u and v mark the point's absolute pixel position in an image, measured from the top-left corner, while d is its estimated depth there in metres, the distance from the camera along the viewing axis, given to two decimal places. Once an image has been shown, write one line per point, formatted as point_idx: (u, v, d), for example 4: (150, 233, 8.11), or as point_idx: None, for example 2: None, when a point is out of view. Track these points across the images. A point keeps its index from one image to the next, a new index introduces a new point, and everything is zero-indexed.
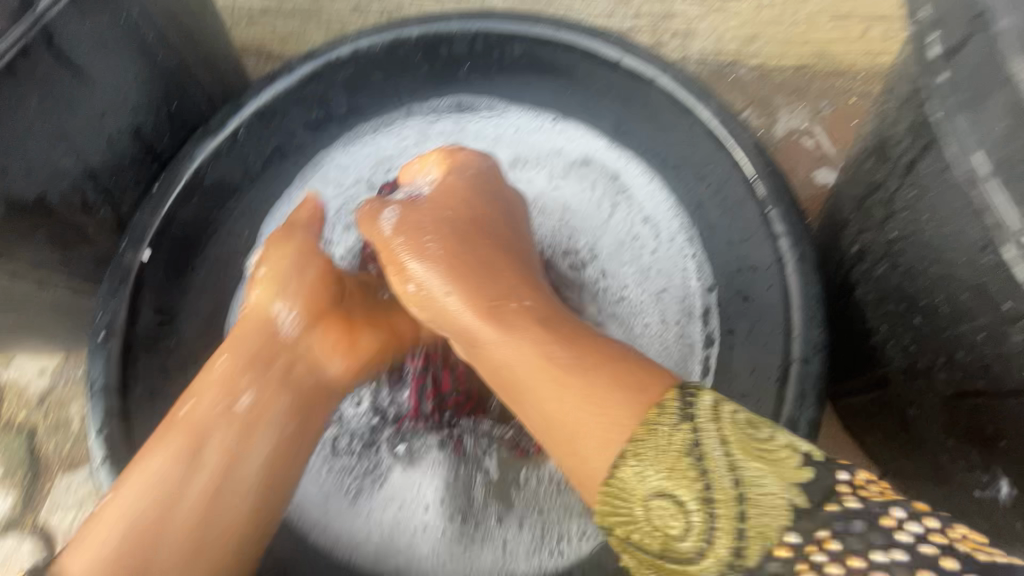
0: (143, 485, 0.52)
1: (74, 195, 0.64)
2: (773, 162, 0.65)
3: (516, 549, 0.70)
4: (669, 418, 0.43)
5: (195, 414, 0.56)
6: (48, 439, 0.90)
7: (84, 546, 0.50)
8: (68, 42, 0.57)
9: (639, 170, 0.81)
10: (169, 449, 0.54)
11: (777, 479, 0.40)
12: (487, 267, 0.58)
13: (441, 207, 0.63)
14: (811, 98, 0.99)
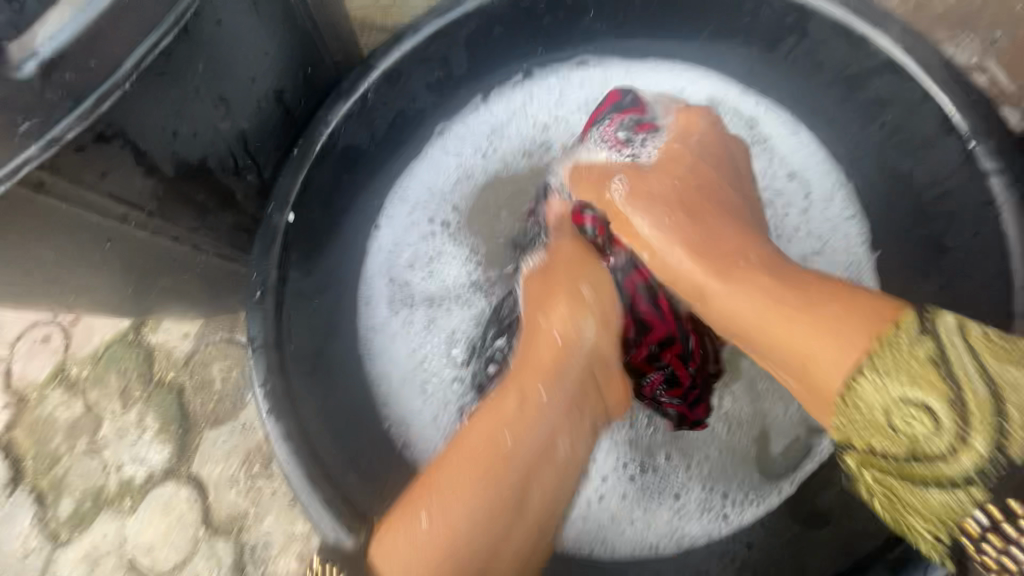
0: (463, 506, 0.50)
1: (229, 159, 0.66)
2: (975, 92, 0.56)
3: (689, 508, 0.72)
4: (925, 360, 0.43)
5: (503, 441, 0.54)
6: (194, 398, 0.96)
7: (400, 552, 0.50)
8: (227, 2, 0.57)
9: (782, 122, 0.74)
10: (500, 484, 0.52)
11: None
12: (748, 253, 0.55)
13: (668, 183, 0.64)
14: (984, 27, 0.85)
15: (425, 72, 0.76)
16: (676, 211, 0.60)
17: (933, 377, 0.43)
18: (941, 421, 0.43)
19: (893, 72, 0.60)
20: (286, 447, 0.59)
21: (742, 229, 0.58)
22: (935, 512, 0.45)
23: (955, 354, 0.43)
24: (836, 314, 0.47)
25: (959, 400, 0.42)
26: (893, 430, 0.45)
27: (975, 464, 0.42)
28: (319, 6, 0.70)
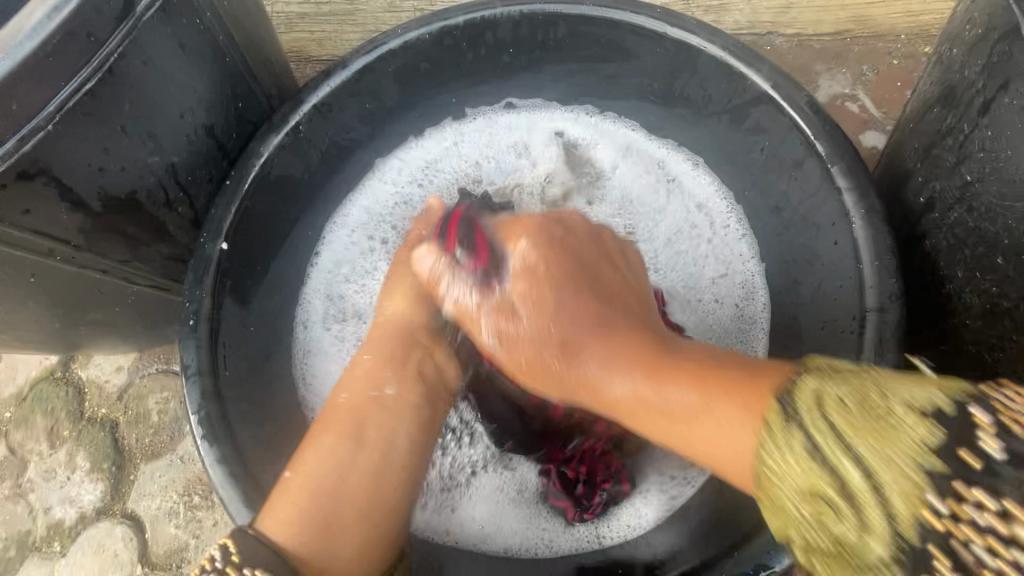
0: (331, 453, 0.60)
1: (159, 192, 0.68)
2: (831, 121, 0.66)
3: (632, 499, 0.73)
4: (781, 446, 0.43)
5: (338, 409, 0.64)
6: (129, 431, 0.94)
7: (278, 510, 0.57)
8: (154, 44, 0.59)
9: (682, 160, 0.86)
10: (334, 433, 0.62)
11: (901, 447, 0.40)
12: (595, 313, 0.59)
13: (534, 268, 0.61)
14: (853, 63, 0.98)
15: (356, 105, 0.80)
16: (530, 298, 0.60)
17: (828, 446, 0.41)
18: (831, 469, 0.41)
19: (768, 104, 0.70)
20: (221, 469, 0.60)
21: (606, 314, 0.59)
22: (838, 548, 0.41)
23: (837, 404, 0.42)
24: (723, 380, 0.50)
25: (856, 456, 0.40)
26: (810, 472, 0.42)
27: (858, 494, 0.40)
28: (248, 43, 0.74)
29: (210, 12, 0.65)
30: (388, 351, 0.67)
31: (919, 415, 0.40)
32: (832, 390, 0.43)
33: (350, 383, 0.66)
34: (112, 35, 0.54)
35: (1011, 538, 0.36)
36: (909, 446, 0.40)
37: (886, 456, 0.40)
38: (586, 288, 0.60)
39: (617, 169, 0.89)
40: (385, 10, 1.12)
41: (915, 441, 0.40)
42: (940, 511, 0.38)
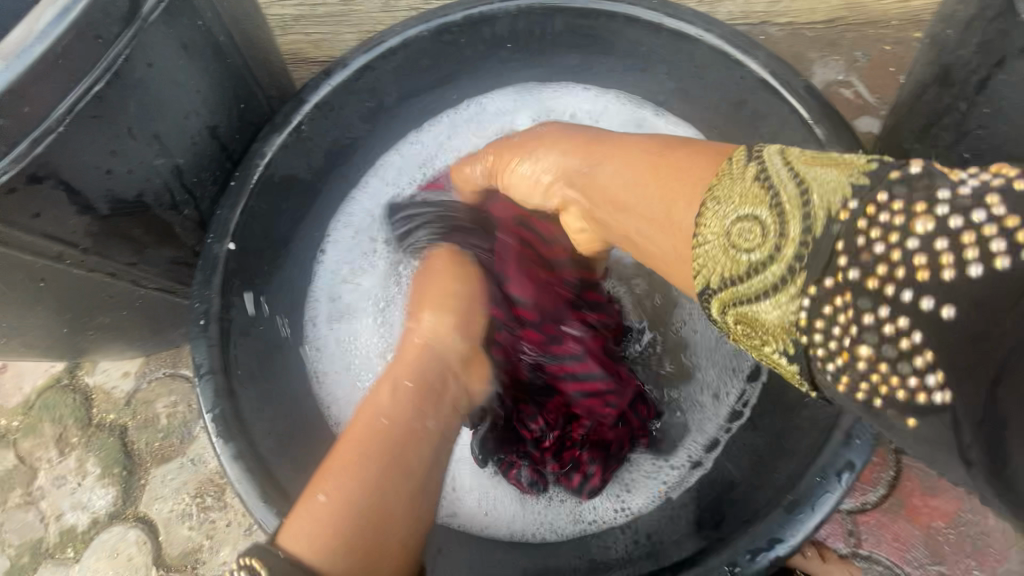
0: (366, 479, 0.53)
1: (165, 194, 0.68)
2: (828, 105, 0.67)
3: (632, 486, 0.74)
4: (738, 165, 0.45)
5: (373, 433, 0.57)
6: (139, 436, 0.94)
7: (309, 533, 0.50)
8: (158, 46, 0.59)
9: (689, 139, 0.86)
10: (374, 456, 0.55)
11: (840, 177, 0.38)
12: (580, 144, 0.62)
13: (545, 141, 0.66)
14: (846, 50, 0.99)
15: (357, 104, 0.80)
16: (529, 154, 0.65)
17: (757, 186, 0.42)
18: (768, 235, 0.40)
19: (766, 90, 0.71)
20: (237, 465, 0.61)
21: (587, 138, 0.63)
22: (768, 329, 0.41)
23: (778, 169, 0.42)
24: (687, 161, 0.50)
25: (775, 201, 0.40)
26: (733, 249, 0.42)
27: (784, 262, 0.39)
28: (249, 44, 0.74)
29: (211, 14, 0.65)
30: (420, 377, 0.62)
31: (841, 199, 0.37)
32: (818, 174, 0.39)
33: (382, 409, 0.59)
34: (118, 37, 0.55)
35: (935, 332, 0.33)
36: (821, 208, 0.38)
37: (810, 206, 0.39)
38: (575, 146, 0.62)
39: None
40: (380, 10, 1.13)
41: (823, 195, 0.38)
42: (870, 241, 0.35)
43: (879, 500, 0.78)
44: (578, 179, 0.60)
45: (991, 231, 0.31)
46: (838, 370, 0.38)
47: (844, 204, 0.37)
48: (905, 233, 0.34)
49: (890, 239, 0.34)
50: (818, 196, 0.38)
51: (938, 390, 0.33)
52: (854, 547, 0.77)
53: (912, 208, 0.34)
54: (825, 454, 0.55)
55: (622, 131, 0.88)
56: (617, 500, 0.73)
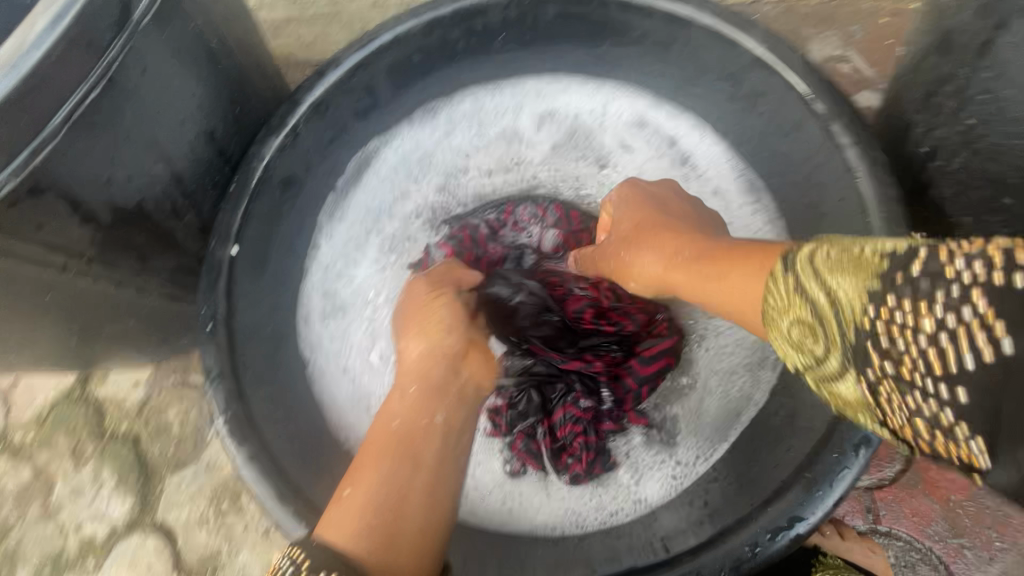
0: (384, 468, 0.56)
1: (166, 201, 0.68)
2: (827, 79, 0.66)
3: (648, 475, 0.73)
4: (781, 283, 0.47)
5: (390, 434, 0.59)
6: (152, 445, 0.95)
7: (336, 523, 0.52)
8: (150, 51, 0.59)
9: (695, 136, 0.86)
10: (387, 456, 0.57)
11: (854, 277, 0.41)
12: (669, 229, 0.66)
13: (657, 213, 0.70)
14: (842, 24, 0.98)
15: (351, 102, 0.80)
16: (623, 255, 0.69)
17: (798, 297, 0.46)
18: (817, 332, 0.44)
19: (763, 67, 0.70)
20: (251, 466, 0.61)
21: (681, 239, 0.64)
22: (848, 397, 0.45)
23: (812, 282, 0.44)
24: (743, 269, 0.52)
25: (814, 310, 0.44)
26: (803, 351, 0.47)
27: (837, 356, 0.43)
28: (241, 48, 0.74)
29: (201, 17, 0.65)
30: (427, 379, 0.63)
31: (862, 305, 0.40)
32: (844, 279, 0.42)
33: (396, 412, 0.61)
34: (110, 45, 0.54)
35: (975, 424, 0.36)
36: (849, 310, 0.41)
37: (840, 308, 0.42)
38: (671, 233, 0.65)
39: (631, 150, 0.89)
40: (370, 7, 1.12)
41: (853, 289, 0.41)
42: (880, 311, 0.39)
43: (896, 475, 0.77)
44: (663, 261, 0.63)
45: (996, 326, 0.34)
46: (904, 439, 0.42)
47: (866, 308, 0.40)
48: (891, 311, 0.39)
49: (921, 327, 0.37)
50: (843, 302, 0.42)
51: (967, 439, 0.36)
52: (873, 523, 0.77)
53: (917, 303, 0.37)
54: (841, 428, 0.55)
55: (627, 133, 0.89)
56: (631, 488, 0.72)
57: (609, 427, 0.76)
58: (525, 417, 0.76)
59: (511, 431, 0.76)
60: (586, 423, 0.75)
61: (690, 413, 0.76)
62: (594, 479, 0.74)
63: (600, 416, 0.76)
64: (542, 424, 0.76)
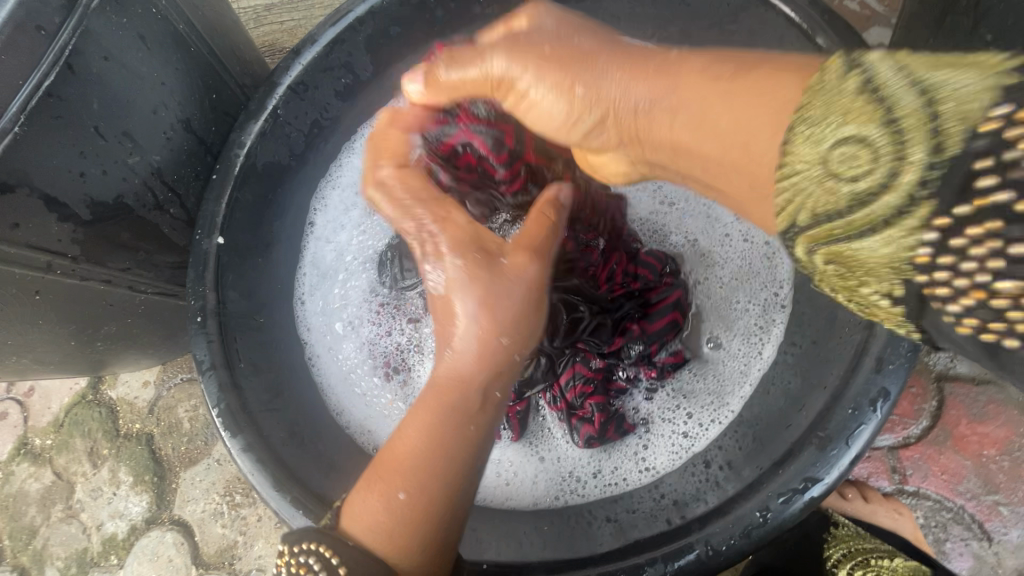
0: (415, 485, 0.48)
1: (147, 194, 0.67)
2: (828, 11, 0.61)
3: (657, 443, 0.70)
4: (833, 77, 0.38)
5: (413, 450, 0.50)
6: (165, 442, 0.95)
7: (376, 530, 0.48)
8: (109, 36, 0.57)
9: None
10: (446, 469, 0.49)
11: (973, 75, 0.33)
12: (631, 58, 0.54)
13: (567, 38, 0.56)
14: None
15: (331, 81, 0.77)
16: (609, 93, 0.53)
17: (862, 101, 0.36)
18: (883, 154, 0.35)
19: (758, 6, 0.65)
20: (248, 456, 0.60)
21: (648, 63, 0.53)
22: (870, 268, 0.37)
23: (890, 78, 0.35)
24: (758, 82, 0.44)
25: (889, 119, 0.35)
26: (834, 178, 0.37)
27: (904, 183, 0.34)
28: (212, 31, 0.71)
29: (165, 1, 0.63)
30: (462, 389, 0.51)
31: (978, 112, 0.32)
32: (942, 87, 0.33)
33: (421, 421, 0.51)
34: (62, 28, 0.52)
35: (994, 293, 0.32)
36: (956, 136, 0.32)
37: (939, 121, 0.33)
38: (637, 64, 0.53)
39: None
40: None
41: (958, 101, 0.32)
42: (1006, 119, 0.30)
43: (922, 432, 0.74)
44: (637, 85, 0.51)
45: None
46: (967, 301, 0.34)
47: (989, 109, 0.31)
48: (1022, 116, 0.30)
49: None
50: (942, 102, 0.33)
51: None
52: (899, 484, 0.73)
53: None
54: (856, 382, 0.52)
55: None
56: (638, 457, 0.69)
57: (619, 386, 0.72)
58: (535, 385, 0.70)
59: (517, 399, 0.70)
60: (597, 383, 0.70)
61: (696, 372, 0.73)
62: (605, 444, 0.70)
63: (612, 375, 0.71)
64: (551, 389, 0.71)
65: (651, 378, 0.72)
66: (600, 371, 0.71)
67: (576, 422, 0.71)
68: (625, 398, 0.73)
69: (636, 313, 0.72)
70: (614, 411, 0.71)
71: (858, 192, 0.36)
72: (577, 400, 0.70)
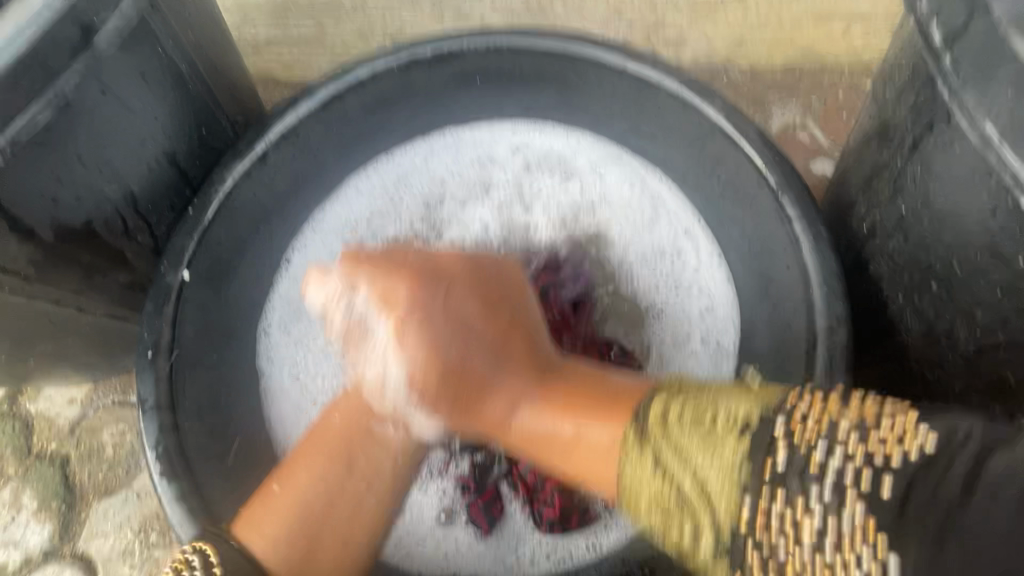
0: (307, 485, 0.58)
1: (117, 221, 0.67)
2: (779, 154, 0.69)
3: (619, 522, 0.72)
4: (680, 429, 0.47)
5: (322, 467, 0.59)
6: (82, 467, 0.90)
7: (258, 519, 0.57)
8: (111, 75, 0.59)
9: (664, 181, 0.80)
10: (319, 462, 0.59)
11: (725, 450, 0.45)
12: (495, 348, 0.61)
13: (466, 325, 0.61)
14: (801, 95, 1.06)
15: (323, 131, 0.80)
16: (574, 442, 0.54)
17: (665, 470, 0.47)
18: (693, 505, 0.46)
19: (722, 136, 0.72)
20: (177, 508, 0.61)
21: (550, 364, 0.61)
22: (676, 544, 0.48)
23: (682, 444, 0.47)
24: (591, 446, 0.52)
25: (681, 493, 0.46)
26: (664, 504, 0.47)
27: (714, 540, 0.45)
28: (213, 72, 0.73)
29: (171, 42, 0.64)
30: (347, 434, 0.61)
31: (733, 495, 0.44)
32: (706, 464, 0.45)
33: (312, 461, 0.60)
34: (67, 68, 0.54)
35: (885, 517, 0.40)
36: (721, 504, 0.45)
37: (707, 477, 0.45)
38: (528, 359, 0.61)
39: (602, 180, 0.82)
40: (353, 36, 1.13)
41: (718, 467, 0.45)
42: (758, 493, 0.44)
43: None
44: (504, 378, 0.59)
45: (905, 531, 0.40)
46: None
47: (739, 489, 0.44)
48: (767, 488, 0.43)
49: (777, 492, 0.43)
50: (694, 456, 0.46)
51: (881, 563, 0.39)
52: None
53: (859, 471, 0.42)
54: None
55: (601, 162, 0.82)
56: (589, 536, 0.72)
57: None
58: (495, 466, 0.76)
59: (478, 489, 0.74)
60: None
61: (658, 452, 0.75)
62: (564, 528, 0.72)
63: None
64: (511, 475, 0.75)
65: None
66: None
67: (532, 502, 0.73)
68: (590, 484, 0.74)
69: None
70: (578, 501, 0.73)
71: (688, 521, 0.46)
72: (537, 483, 0.73)
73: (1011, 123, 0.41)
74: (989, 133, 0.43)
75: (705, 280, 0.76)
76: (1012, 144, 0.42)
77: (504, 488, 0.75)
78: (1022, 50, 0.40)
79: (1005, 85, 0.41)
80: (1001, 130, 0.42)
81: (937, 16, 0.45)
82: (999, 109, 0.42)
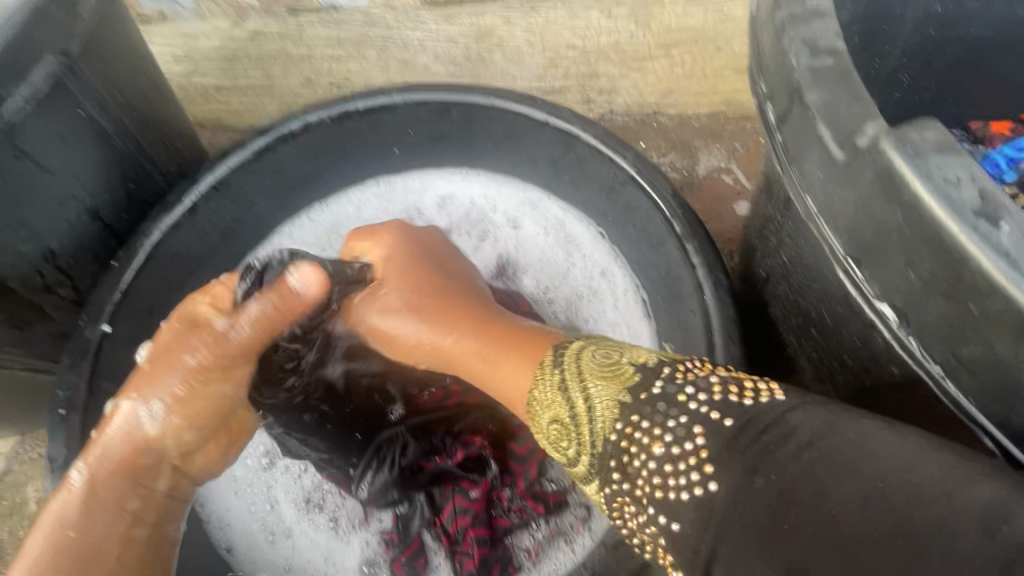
0: (84, 520, 0.54)
1: (35, 277, 0.67)
2: (685, 204, 0.73)
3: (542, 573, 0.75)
4: (566, 363, 0.52)
5: (75, 520, 0.54)
6: (3, 525, 0.87)
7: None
8: (27, 140, 0.60)
9: (579, 226, 0.91)
10: (73, 534, 0.54)
11: (612, 384, 0.48)
12: (441, 291, 0.66)
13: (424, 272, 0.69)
14: (726, 140, 1.11)
15: (256, 182, 0.82)
16: (500, 367, 0.57)
17: (559, 395, 0.51)
18: (572, 429, 0.50)
19: (635, 186, 0.76)
20: None
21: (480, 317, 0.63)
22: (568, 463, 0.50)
23: (583, 374, 0.50)
24: (513, 365, 0.56)
25: (572, 410, 0.49)
26: (558, 425, 0.51)
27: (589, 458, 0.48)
28: (144, 128, 0.75)
29: (94, 104, 0.66)
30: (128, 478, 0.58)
31: (611, 419, 0.47)
32: (599, 395, 0.48)
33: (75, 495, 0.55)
34: None
35: (720, 436, 0.42)
36: (598, 418, 0.48)
37: (590, 405, 0.48)
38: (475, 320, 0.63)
39: (519, 228, 0.92)
40: (301, 85, 1.15)
41: (603, 403, 0.48)
42: (625, 418, 0.46)
43: None
44: (458, 334, 0.62)
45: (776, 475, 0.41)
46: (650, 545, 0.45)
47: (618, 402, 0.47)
48: (632, 419, 0.46)
49: (638, 424, 0.45)
50: (595, 383, 0.49)
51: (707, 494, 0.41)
52: None
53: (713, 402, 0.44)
54: None
55: (517, 213, 0.93)
56: None
57: (506, 522, 0.75)
58: (415, 520, 0.74)
59: (402, 543, 0.75)
60: (475, 515, 0.73)
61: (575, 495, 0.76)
62: None
63: (494, 507, 0.75)
64: (434, 527, 0.74)
65: (536, 512, 0.75)
66: (478, 501, 0.73)
67: (455, 555, 0.73)
68: (516, 535, 0.76)
69: (494, 430, 0.76)
70: (502, 550, 0.75)
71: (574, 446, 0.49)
72: (460, 536, 0.73)
73: (825, 203, 0.42)
74: (809, 209, 0.44)
75: (613, 308, 0.87)
76: (827, 221, 0.42)
77: (429, 540, 0.75)
78: (825, 135, 0.39)
79: (814, 166, 0.42)
80: (817, 207, 0.43)
81: (771, 100, 0.45)
82: (817, 187, 0.42)
